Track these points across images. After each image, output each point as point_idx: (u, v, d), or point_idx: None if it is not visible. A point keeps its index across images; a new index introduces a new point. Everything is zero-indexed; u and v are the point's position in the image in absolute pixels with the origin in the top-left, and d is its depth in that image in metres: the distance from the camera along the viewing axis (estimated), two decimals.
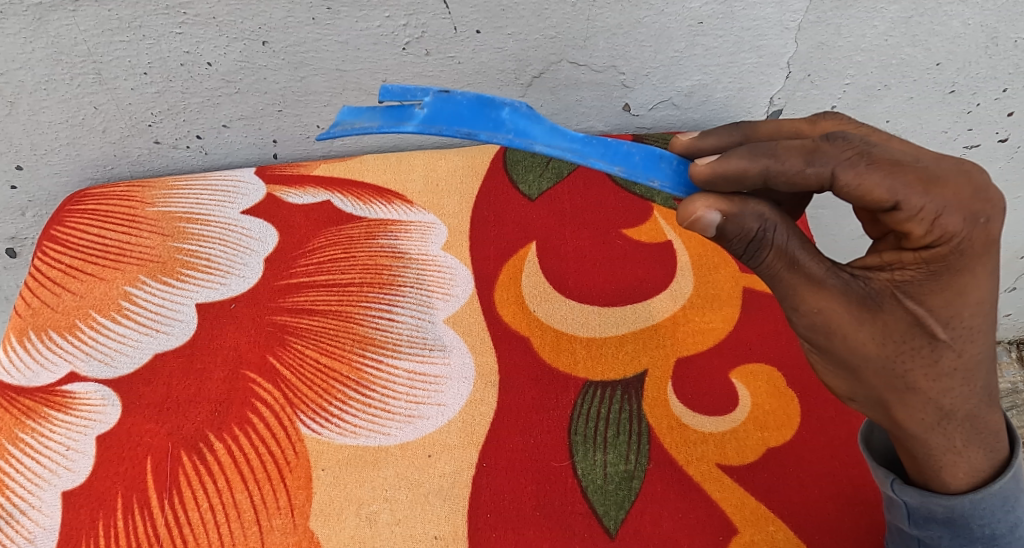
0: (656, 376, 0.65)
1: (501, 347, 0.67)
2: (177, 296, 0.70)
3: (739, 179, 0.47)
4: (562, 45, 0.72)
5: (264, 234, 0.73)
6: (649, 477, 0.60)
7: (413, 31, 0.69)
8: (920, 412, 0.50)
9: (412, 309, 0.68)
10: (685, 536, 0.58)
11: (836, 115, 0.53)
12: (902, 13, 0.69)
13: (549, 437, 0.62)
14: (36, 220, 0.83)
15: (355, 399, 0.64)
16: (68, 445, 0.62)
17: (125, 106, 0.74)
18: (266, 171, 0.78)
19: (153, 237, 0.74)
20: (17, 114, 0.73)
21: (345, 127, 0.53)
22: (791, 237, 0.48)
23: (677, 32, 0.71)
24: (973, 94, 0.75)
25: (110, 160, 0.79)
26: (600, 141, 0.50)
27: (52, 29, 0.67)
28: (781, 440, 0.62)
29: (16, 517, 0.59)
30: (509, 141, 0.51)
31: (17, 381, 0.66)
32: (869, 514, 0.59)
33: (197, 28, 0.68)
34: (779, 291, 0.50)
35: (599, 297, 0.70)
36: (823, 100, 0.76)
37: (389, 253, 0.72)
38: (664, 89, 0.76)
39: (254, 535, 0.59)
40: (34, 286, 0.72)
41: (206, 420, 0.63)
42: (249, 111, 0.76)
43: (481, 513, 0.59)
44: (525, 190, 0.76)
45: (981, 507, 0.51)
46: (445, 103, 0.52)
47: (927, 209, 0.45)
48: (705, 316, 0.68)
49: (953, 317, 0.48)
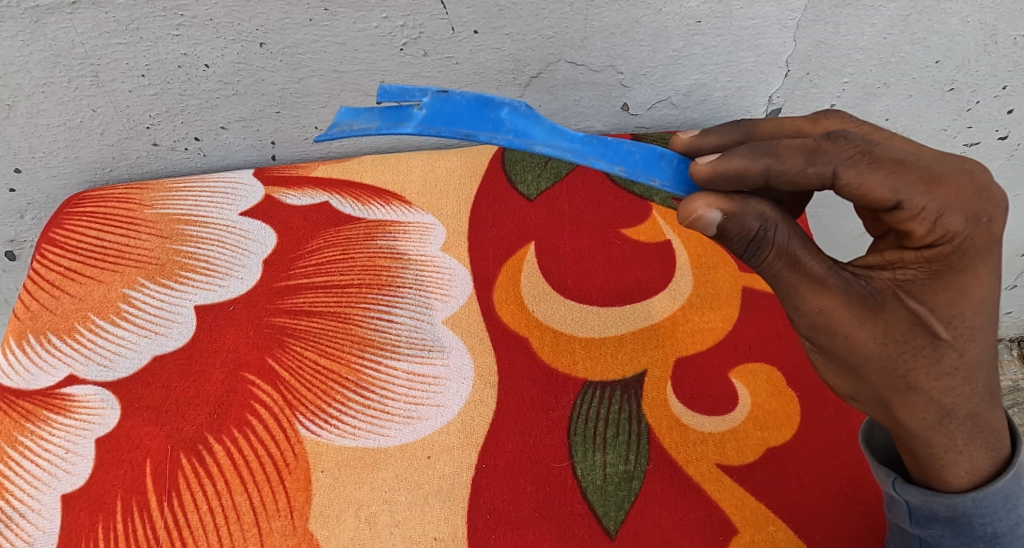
0: (655, 376, 0.65)
1: (501, 347, 0.67)
2: (176, 298, 0.70)
3: (740, 179, 0.47)
4: (560, 45, 0.71)
5: (263, 235, 0.73)
6: (649, 477, 0.60)
7: (410, 32, 0.69)
8: (922, 412, 0.49)
9: (411, 309, 0.68)
10: (685, 536, 0.58)
11: (837, 114, 0.53)
12: (901, 11, 0.69)
13: (548, 438, 0.62)
14: (35, 223, 0.83)
15: (355, 401, 0.64)
16: (68, 448, 0.62)
17: (124, 108, 0.74)
18: (265, 173, 0.78)
19: (153, 240, 0.74)
20: (15, 117, 0.73)
21: (343, 128, 0.53)
22: (792, 237, 0.48)
23: (675, 31, 0.71)
24: (972, 92, 0.75)
25: (109, 162, 0.79)
26: (600, 140, 0.50)
27: (49, 32, 0.67)
28: (781, 440, 0.62)
29: (16, 520, 0.59)
30: (508, 142, 0.51)
31: (17, 384, 0.66)
32: (870, 514, 0.58)
33: (194, 30, 0.68)
34: (780, 290, 0.50)
35: (598, 297, 0.69)
36: (822, 99, 0.76)
37: (388, 254, 0.71)
38: (662, 88, 0.76)
39: (254, 537, 0.58)
40: (33, 289, 0.71)
41: (205, 422, 0.63)
42: (248, 112, 0.76)
43: (480, 514, 0.59)
44: (524, 190, 0.76)
45: (982, 506, 0.50)
46: (444, 103, 0.52)
47: (929, 209, 0.45)
48: (704, 316, 0.68)
49: (955, 317, 0.48)
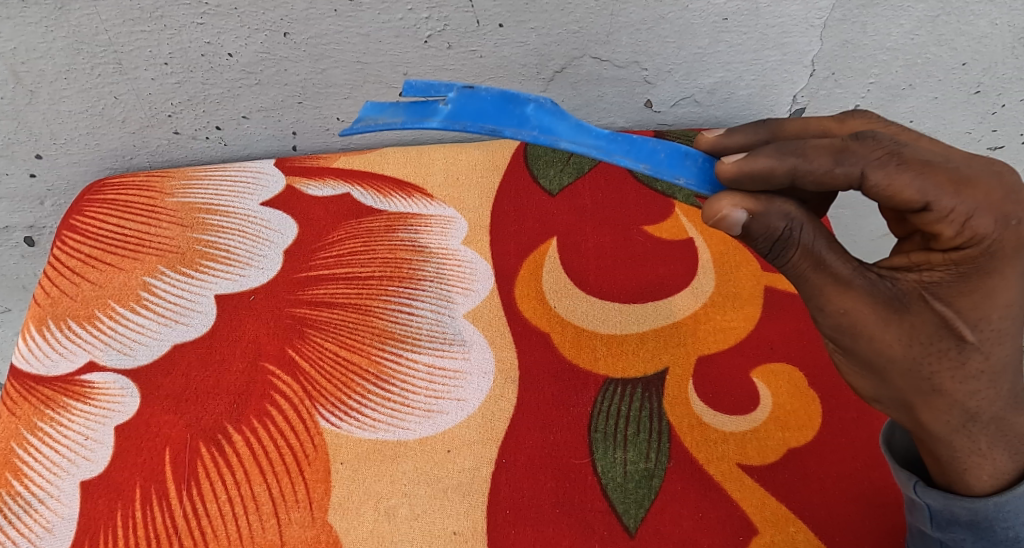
0: (677, 375, 0.65)
1: (522, 343, 0.66)
2: (196, 287, 0.70)
3: (765, 178, 0.47)
4: (585, 40, 0.71)
5: (284, 226, 0.73)
6: (669, 476, 0.60)
7: (435, 24, 0.69)
8: (945, 414, 0.49)
9: (432, 303, 0.68)
10: (705, 536, 0.57)
11: (864, 115, 0.52)
12: (929, 12, 0.68)
13: (568, 435, 0.62)
14: (55, 209, 0.83)
15: (375, 394, 0.63)
16: (87, 435, 0.62)
17: (145, 96, 0.74)
18: (287, 163, 0.78)
19: (173, 228, 0.74)
20: (38, 103, 0.73)
21: (368, 122, 0.53)
22: (818, 237, 0.47)
23: (701, 28, 0.70)
24: (998, 95, 0.75)
25: (130, 150, 0.79)
26: (625, 138, 0.50)
27: (73, 19, 0.67)
28: (803, 441, 0.62)
29: (35, 506, 0.60)
30: (533, 138, 0.50)
31: (37, 370, 0.66)
32: (891, 516, 0.58)
33: (218, 19, 0.68)
34: (804, 291, 0.49)
35: (619, 293, 0.69)
36: (847, 99, 0.76)
37: (409, 247, 0.71)
38: (686, 85, 0.76)
39: (274, 528, 0.58)
40: (53, 275, 0.72)
41: (225, 411, 0.63)
42: (270, 102, 0.76)
43: (499, 509, 0.59)
44: (546, 185, 0.76)
45: (1006, 510, 0.50)
46: (470, 98, 0.51)
47: (958, 211, 0.45)
48: (726, 315, 0.68)
49: (981, 320, 0.47)
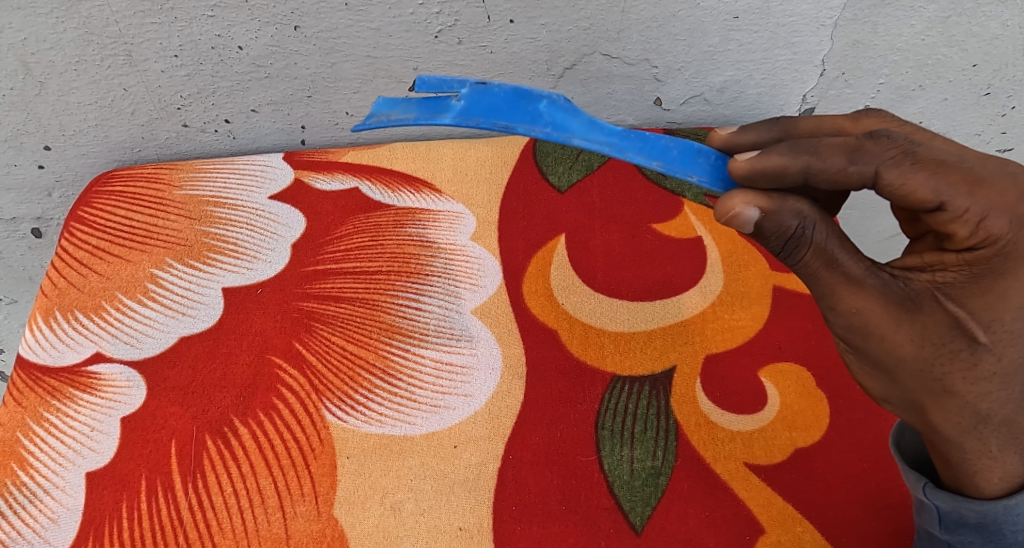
0: (684, 373, 0.65)
1: (529, 339, 0.66)
2: (203, 279, 0.70)
3: (779, 176, 0.46)
4: (596, 36, 0.71)
5: (291, 220, 0.73)
6: (676, 474, 0.60)
7: (446, 19, 0.69)
8: (956, 416, 0.49)
9: (439, 298, 0.68)
10: (710, 535, 0.57)
11: (877, 114, 0.52)
12: (941, 12, 0.68)
13: (574, 432, 0.62)
14: (63, 201, 0.83)
15: (381, 388, 0.63)
16: (93, 426, 0.62)
17: (154, 89, 0.74)
18: (295, 157, 0.78)
19: (180, 221, 0.74)
20: (47, 95, 0.72)
21: (380, 118, 0.53)
22: (830, 235, 0.47)
23: (711, 26, 0.70)
24: (1008, 97, 0.75)
25: (138, 142, 0.79)
26: (639, 134, 0.50)
27: (84, 10, 0.67)
28: (810, 440, 0.62)
29: (40, 497, 0.60)
30: (546, 134, 0.50)
31: (43, 361, 0.66)
32: (898, 518, 0.58)
33: (229, 12, 0.68)
34: (816, 290, 0.49)
35: (628, 291, 0.69)
36: (856, 99, 0.76)
37: (417, 243, 0.71)
38: (696, 84, 0.75)
39: (279, 521, 0.58)
40: (60, 267, 0.71)
41: (231, 404, 0.63)
42: (279, 96, 0.75)
43: (505, 505, 0.59)
44: (555, 182, 0.75)
45: (1015, 513, 0.50)
46: (482, 94, 0.51)
47: (971, 211, 0.45)
48: (734, 314, 0.68)
49: (994, 321, 0.47)
